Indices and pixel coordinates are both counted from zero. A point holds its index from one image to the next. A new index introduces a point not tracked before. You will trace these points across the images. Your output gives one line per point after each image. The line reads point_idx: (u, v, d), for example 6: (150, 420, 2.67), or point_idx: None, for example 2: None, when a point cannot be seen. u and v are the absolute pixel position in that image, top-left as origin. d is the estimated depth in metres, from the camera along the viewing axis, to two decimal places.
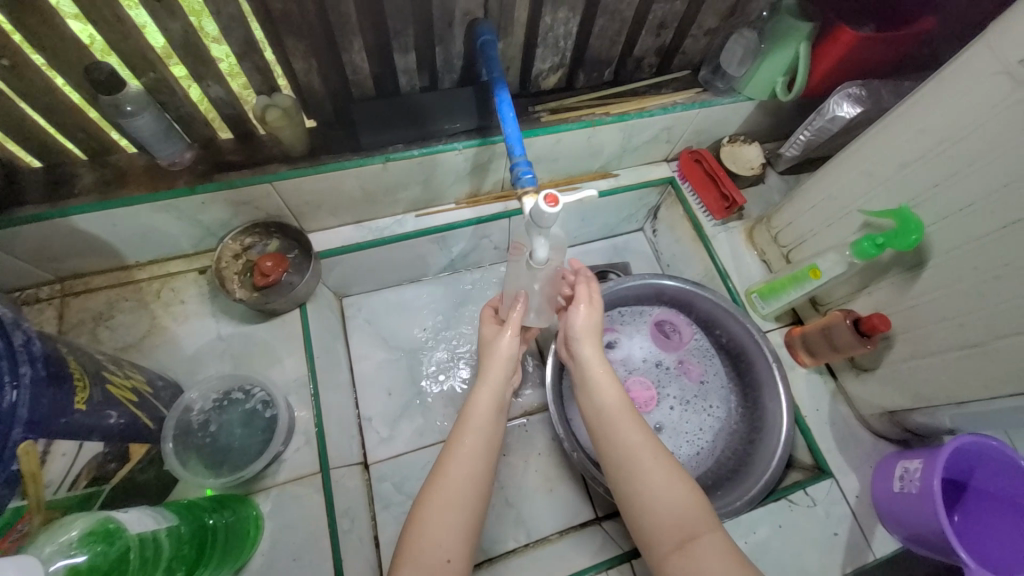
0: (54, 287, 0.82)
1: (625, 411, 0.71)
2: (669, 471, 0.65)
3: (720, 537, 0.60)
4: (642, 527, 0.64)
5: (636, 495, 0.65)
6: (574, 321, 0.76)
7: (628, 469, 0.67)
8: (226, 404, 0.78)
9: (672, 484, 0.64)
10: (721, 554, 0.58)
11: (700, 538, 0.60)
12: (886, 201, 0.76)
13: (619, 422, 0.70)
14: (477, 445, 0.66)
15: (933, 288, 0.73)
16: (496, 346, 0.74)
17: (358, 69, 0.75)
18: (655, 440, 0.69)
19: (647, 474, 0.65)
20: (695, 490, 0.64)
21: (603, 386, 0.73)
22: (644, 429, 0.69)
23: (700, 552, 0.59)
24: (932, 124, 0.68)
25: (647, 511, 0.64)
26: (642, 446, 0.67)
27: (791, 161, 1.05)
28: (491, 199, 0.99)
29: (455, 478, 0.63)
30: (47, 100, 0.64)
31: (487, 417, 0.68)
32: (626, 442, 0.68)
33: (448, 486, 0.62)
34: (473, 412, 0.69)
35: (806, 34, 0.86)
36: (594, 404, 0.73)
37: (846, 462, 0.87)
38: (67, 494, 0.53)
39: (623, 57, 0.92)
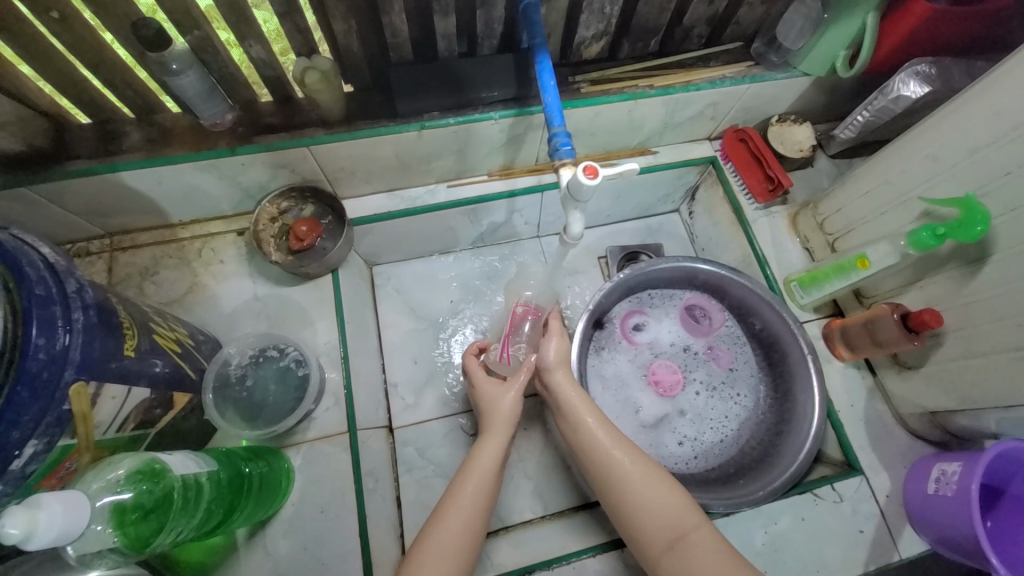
0: (105, 241, 0.86)
1: (602, 422, 0.71)
2: (648, 475, 0.66)
3: (709, 534, 0.61)
4: (634, 536, 0.64)
5: (622, 508, 0.65)
6: (545, 355, 0.77)
7: (611, 482, 0.66)
8: (261, 361, 0.80)
9: (654, 489, 0.64)
10: (712, 550, 0.59)
11: (689, 536, 0.61)
12: (950, 188, 0.71)
13: (596, 437, 0.69)
14: (468, 512, 0.64)
15: (994, 285, 0.68)
16: (498, 403, 0.74)
17: (397, 32, 0.73)
18: (633, 447, 0.69)
19: (629, 481, 0.65)
20: (679, 489, 0.65)
21: (576, 403, 0.73)
22: (620, 437, 0.70)
23: (693, 551, 0.59)
24: (1012, 105, 0.62)
25: (635, 519, 0.64)
26: (620, 455, 0.67)
27: (845, 143, 0.99)
28: (524, 172, 0.97)
29: (452, 531, 0.62)
30: (98, 58, 0.66)
31: (483, 485, 0.66)
32: (605, 454, 0.68)
33: (444, 544, 0.61)
34: (463, 479, 0.67)
35: (874, 3, 0.78)
36: (571, 423, 0.72)
37: (879, 460, 0.84)
38: (115, 435, 0.56)
39: (671, 26, 0.87)
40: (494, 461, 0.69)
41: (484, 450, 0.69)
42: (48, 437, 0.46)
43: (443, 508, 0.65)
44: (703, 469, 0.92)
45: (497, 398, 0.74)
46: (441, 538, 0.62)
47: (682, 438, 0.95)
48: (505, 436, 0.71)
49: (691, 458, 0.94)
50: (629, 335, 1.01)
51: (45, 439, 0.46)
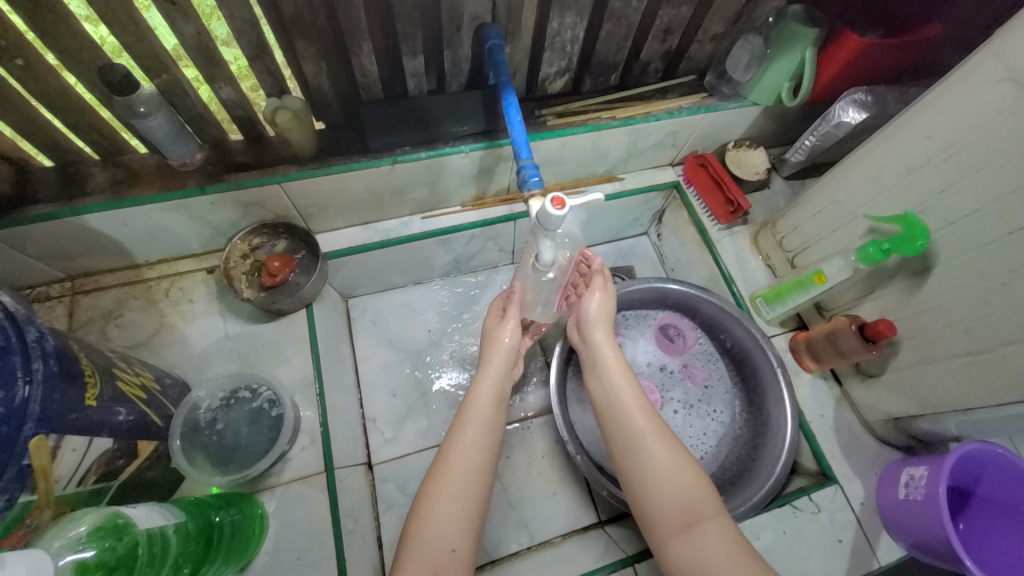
0: (65, 285, 0.83)
1: (635, 393, 0.71)
2: (674, 455, 0.65)
3: (723, 523, 0.59)
4: (646, 509, 0.64)
5: (641, 477, 0.65)
6: (586, 309, 0.78)
7: (633, 451, 0.67)
8: (232, 403, 0.78)
9: (676, 468, 0.64)
10: (727, 538, 0.57)
11: (704, 522, 0.59)
12: (892, 206, 0.76)
13: (628, 404, 0.70)
14: (478, 440, 0.66)
15: (939, 294, 0.73)
16: (496, 342, 0.75)
17: (368, 72, 0.75)
18: (663, 424, 0.69)
19: (652, 455, 0.65)
20: (702, 474, 0.64)
21: (610, 367, 0.74)
22: (652, 412, 0.69)
23: (704, 537, 0.58)
24: (939, 130, 0.67)
25: (651, 492, 0.63)
26: (649, 429, 0.67)
27: (796, 166, 1.05)
28: (497, 202, 0.99)
29: (456, 470, 0.63)
30: (63, 102, 0.66)
31: (490, 409, 0.69)
32: (632, 425, 0.68)
33: (453, 477, 0.63)
34: (473, 404, 0.69)
35: (811, 39, 0.87)
36: (603, 387, 0.73)
37: (851, 468, 0.86)
38: (75, 490, 0.53)
39: (629, 62, 0.93)
40: (496, 387, 0.71)
41: (485, 383, 0.72)
42: (8, 492, 0.44)
43: (446, 450, 0.66)
44: None
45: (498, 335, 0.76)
46: (451, 463, 0.64)
47: None
48: (502, 368, 0.73)
49: None
50: None
51: (4, 496, 0.43)
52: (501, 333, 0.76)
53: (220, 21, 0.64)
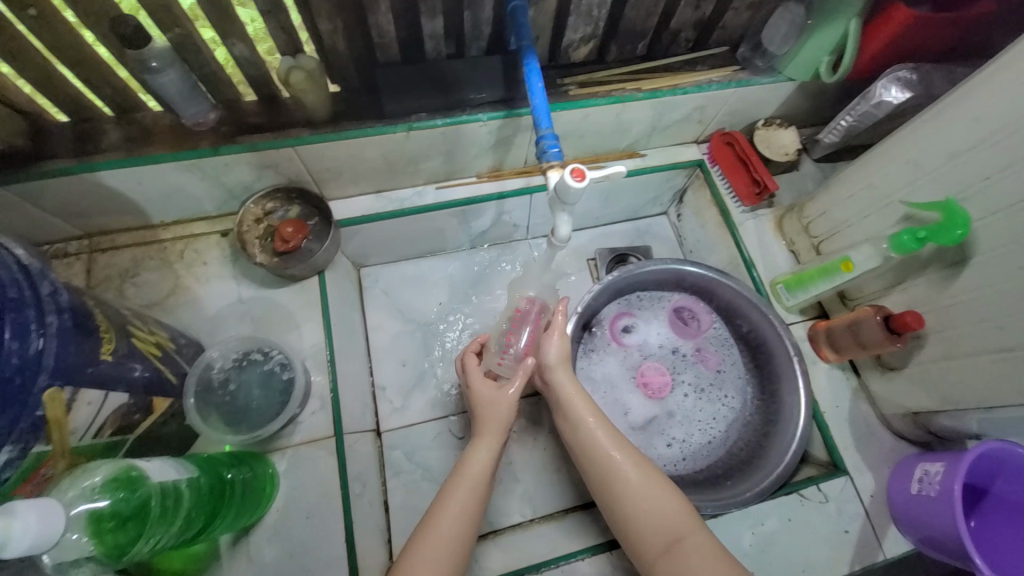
0: (83, 243, 0.84)
1: (606, 426, 0.70)
2: (648, 481, 0.66)
3: (702, 541, 0.61)
4: (629, 538, 0.64)
5: (621, 510, 0.65)
6: (546, 355, 0.75)
7: (609, 486, 0.66)
8: (245, 364, 0.79)
9: (652, 490, 0.65)
10: (708, 553, 0.59)
11: (685, 543, 0.61)
12: (931, 192, 0.72)
13: (597, 439, 0.69)
14: (463, 512, 0.64)
15: (974, 287, 0.69)
16: (493, 408, 0.71)
17: (384, 33, 0.72)
18: (635, 452, 0.69)
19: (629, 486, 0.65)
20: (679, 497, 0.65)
21: (578, 403, 0.72)
22: (622, 441, 0.69)
23: (687, 559, 0.59)
24: (991, 110, 0.63)
25: (631, 523, 0.64)
26: (620, 459, 0.67)
27: (830, 147, 1.00)
28: (513, 174, 0.97)
29: (443, 541, 0.61)
30: (75, 55, 0.64)
31: (479, 485, 0.66)
32: (604, 457, 0.68)
33: (441, 542, 0.61)
34: (462, 479, 0.66)
35: (857, 10, 0.80)
36: (573, 425, 0.72)
37: (863, 461, 0.85)
38: (92, 441, 0.54)
39: (658, 30, 0.88)
40: (489, 460, 0.68)
41: (479, 448, 0.69)
42: (22, 443, 0.45)
43: (432, 516, 0.64)
44: (692, 471, 0.93)
45: (493, 399, 0.71)
46: (437, 536, 0.62)
47: (671, 440, 0.95)
48: (498, 437, 0.70)
49: (680, 459, 0.94)
50: (619, 337, 1.01)
51: (19, 445, 0.44)
52: (497, 402, 0.71)
53: None
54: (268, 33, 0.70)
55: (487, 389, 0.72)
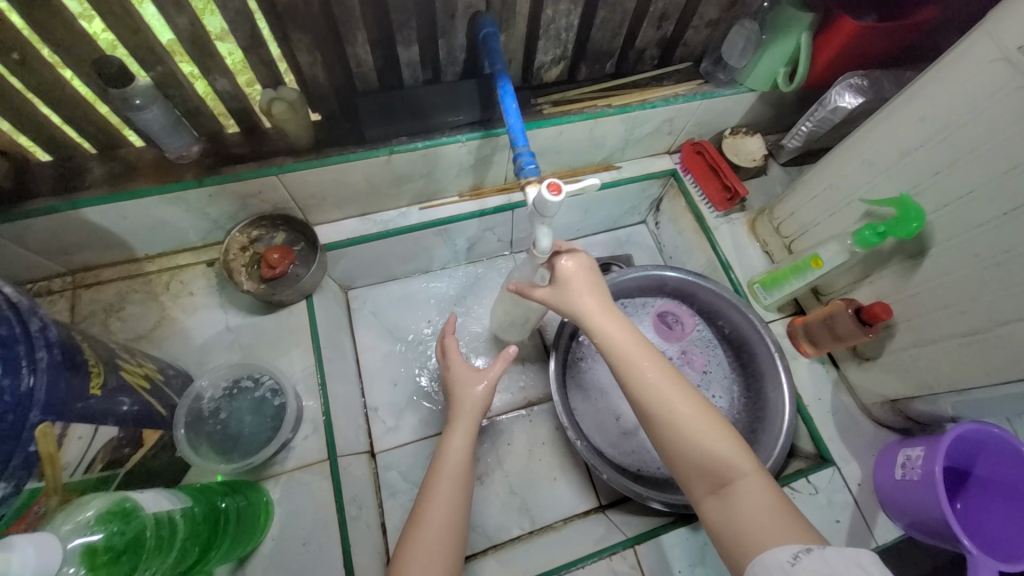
0: (66, 279, 0.84)
1: (654, 361, 0.66)
2: (700, 419, 0.61)
3: (758, 482, 0.57)
4: (682, 472, 0.61)
5: (670, 445, 0.61)
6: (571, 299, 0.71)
7: (658, 422, 0.63)
8: (235, 393, 0.79)
9: (705, 430, 0.61)
10: (765, 497, 0.55)
11: (738, 483, 0.57)
12: (887, 189, 0.76)
13: (644, 372, 0.65)
14: (451, 491, 0.67)
15: (934, 276, 0.73)
16: (468, 395, 0.76)
17: (362, 63, 0.75)
18: (686, 388, 0.64)
19: (679, 422, 0.61)
20: (734, 436, 0.61)
21: (619, 339, 0.68)
22: (671, 377, 0.65)
23: (739, 500, 0.56)
24: (934, 112, 0.67)
25: (680, 458, 0.61)
26: (670, 394, 0.63)
27: (794, 152, 1.05)
28: (494, 192, 1.00)
29: (433, 520, 0.64)
30: (58, 95, 0.66)
31: (460, 467, 0.69)
32: (650, 392, 0.64)
33: (434, 518, 0.64)
34: (444, 462, 0.70)
35: (806, 24, 0.86)
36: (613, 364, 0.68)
37: (848, 450, 0.87)
38: (82, 477, 0.53)
39: (625, 49, 0.92)
40: (465, 440, 0.72)
41: (457, 430, 0.73)
42: (15, 480, 0.44)
43: (425, 498, 0.66)
44: None
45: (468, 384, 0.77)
46: (428, 518, 0.64)
47: None
48: (473, 420, 0.74)
49: None
50: None
51: (13, 481, 0.44)
52: (469, 393, 0.76)
53: (213, 15, 0.65)
54: (247, 65, 0.72)
55: (468, 376, 0.78)
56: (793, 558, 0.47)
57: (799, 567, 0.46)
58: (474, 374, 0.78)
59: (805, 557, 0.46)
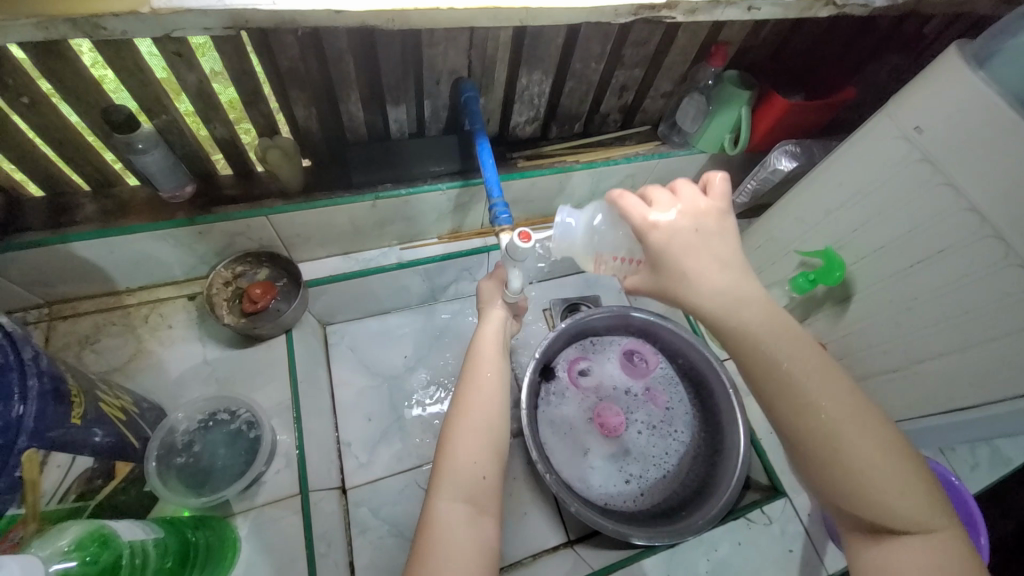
0: (43, 311, 0.84)
1: (824, 377, 0.52)
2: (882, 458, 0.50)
3: (937, 529, 0.50)
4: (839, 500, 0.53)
5: (843, 479, 0.51)
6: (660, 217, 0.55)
7: (833, 455, 0.51)
8: (210, 425, 0.80)
9: (887, 467, 0.50)
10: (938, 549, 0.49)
11: (909, 532, 0.50)
12: (816, 244, 0.87)
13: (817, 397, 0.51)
14: (487, 377, 0.72)
15: (860, 319, 0.83)
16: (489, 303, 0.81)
17: (354, 118, 0.83)
18: (864, 414, 0.52)
19: (854, 463, 0.50)
20: (920, 480, 0.51)
21: (783, 356, 0.52)
22: (854, 402, 0.52)
23: (908, 549, 0.50)
24: (848, 178, 0.78)
25: (842, 498, 0.51)
26: (850, 425, 0.51)
27: (742, 207, 1.17)
28: (471, 235, 1.07)
29: (475, 410, 0.68)
30: (62, 137, 0.70)
31: (492, 352, 0.75)
32: (822, 425, 0.51)
33: (474, 406, 0.68)
34: (480, 352, 0.75)
35: (745, 99, 0.97)
36: (773, 377, 0.52)
37: (798, 482, 0.93)
38: (58, 506, 0.53)
39: (591, 113, 1.04)
40: (496, 329, 0.79)
41: (492, 323, 0.79)
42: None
43: (460, 397, 0.70)
44: (649, 505, 0.97)
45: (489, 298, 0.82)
46: (471, 405, 0.69)
47: (629, 476, 1.00)
48: (502, 314, 0.80)
49: (638, 494, 0.98)
50: (575, 380, 1.08)
51: None
52: (490, 296, 0.82)
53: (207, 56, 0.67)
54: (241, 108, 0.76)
55: (491, 290, 0.82)
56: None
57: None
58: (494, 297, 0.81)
59: None
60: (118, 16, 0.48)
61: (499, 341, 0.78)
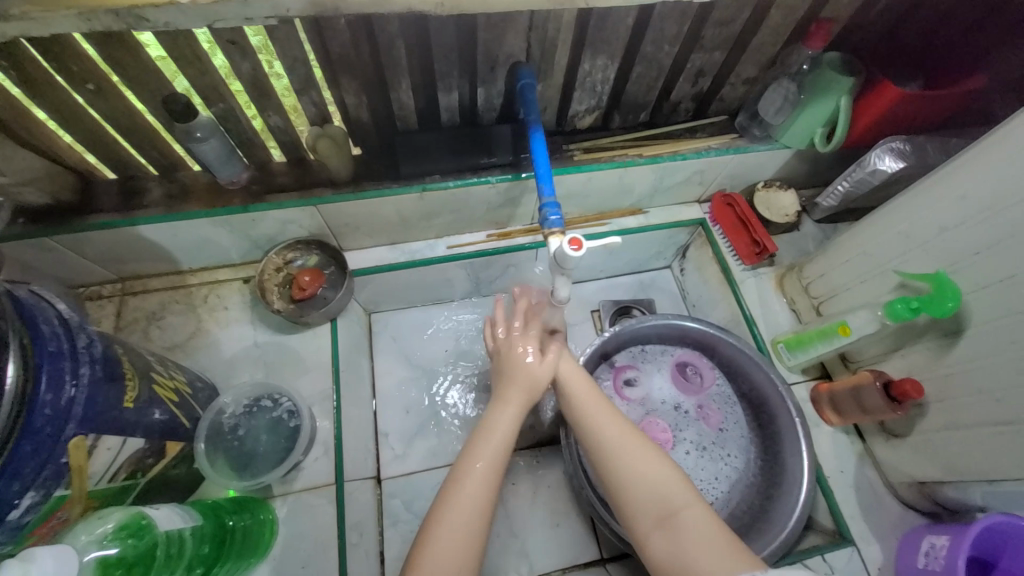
0: (116, 286, 0.90)
1: (620, 423, 0.69)
2: (703, 518, 0.60)
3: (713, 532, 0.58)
4: (625, 513, 0.64)
5: (644, 511, 0.62)
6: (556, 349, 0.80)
7: (630, 495, 0.63)
8: (254, 410, 0.82)
9: (681, 509, 0.60)
10: (703, 528, 0.59)
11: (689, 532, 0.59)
12: (923, 264, 0.74)
13: (653, 469, 0.64)
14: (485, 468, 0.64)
15: (970, 358, 0.70)
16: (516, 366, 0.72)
17: (404, 106, 0.80)
18: (654, 451, 0.66)
19: (652, 499, 0.62)
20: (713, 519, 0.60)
21: (624, 438, 0.67)
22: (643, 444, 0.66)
23: (684, 534, 0.59)
24: (976, 190, 0.65)
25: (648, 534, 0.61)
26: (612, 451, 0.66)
27: (829, 210, 1.03)
28: (520, 231, 1.01)
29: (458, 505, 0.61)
30: (129, 123, 0.72)
31: (500, 452, 0.66)
32: (619, 462, 0.65)
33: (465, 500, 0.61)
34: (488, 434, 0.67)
35: (846, 88, 0.84)
36: (583, 428, 0.70)
37: (870, 530, 0.82)
38: (108, 484, 0.57)
39: (659, 101, 0.94)
40: (511, 428, 0.68)
41: (505, 410, 0.70)
42: (44, 489, 0.48)
43: (451, 483, 0.64)
44: None
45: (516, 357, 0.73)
46: (460, 495, 0.62)
47: None
48: (524, 404, 0.70)
49: None
50: (621, 390, 1.01)
51: (42, 491, 0.48)
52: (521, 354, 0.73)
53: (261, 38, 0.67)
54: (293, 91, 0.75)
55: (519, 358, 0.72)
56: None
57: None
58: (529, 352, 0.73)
59: None
60: (159, 7, 0.47)
61: (516, 427, 0.69)
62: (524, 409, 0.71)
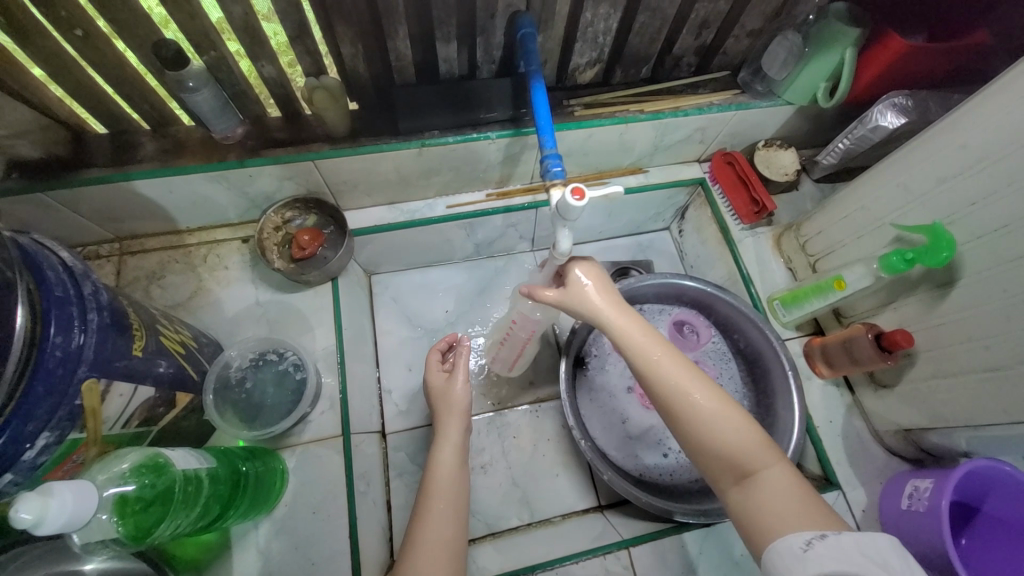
0: (114, 246, 0.90)
1: (684, 369, 0.63)
2: (786, 476, 0.56)
3: (794, 494, 0.54)
4: (697, 461, 0.60)
5: (717, 464, 0.58)
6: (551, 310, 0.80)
7: (702, 447, 0.59)
8: (260, 364, 0.84)
9: (755, 462, 0.57)
10: (783, 489, 0.54)
11: (767, 489, 0.55)
12: (920, 216, 0.75)
13: (725, 425, 0.59)
14: (447, 507, 0.69)
15: (962, 307, 0.71)
16: (449, 396, 0.79)
17: (402, 56, 0.78)
18: (726, 402, 0.61)
19: (725, 453, 0.58)
20: (790, 475, 0.56)
21: (696, 393, 0.61)
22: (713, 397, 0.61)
23: (762, 491, 0.55)
24: (975, 140, 0.65)
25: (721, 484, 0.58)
26: (680, 400, 0.61)
27: (828, 169, 1.02)
28: (520, 191, 1.01)
29: (432, 540, 0.65)
30: (118, 72, 0.70)
31: (450, 479, 0.72)
32: (688, 412, 0.60)
33: (434, 536, 0.65)
34: (434, 477, 0.72)
35: (852, 40, 0.83)
36: (638, 373, 0.65)
37: (856, 476, 0.86)
38: (120, 430, 0.59)
39: (661, 55, 0.92)
40: (454, 454, 0.75)
41: (447, 443, 0.75)
42: (59, 430, 0.49)
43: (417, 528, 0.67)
44: (688, 482, 0.93)
45: (447, 387, 0.80)
46: (426, 532, 0.66)
47: (667, 450, 0.96)
48: (462, 424, 0.77)
49: (676, 469, 0.94)
50: None
51: (56, 431, 0.49)
52: (453, 387, 0.80)
53: None
54: (291, 47, 0.74)
55: (446, 385, 0.81)
56: (806, 545, 0.48)
57: (812, 553, 0.47)
58: (450, 379, 0.81)
59: (819, 543, 0.47)
60: None
61: (460, 456, 0.75)
62: (462, 425, 0.78)
